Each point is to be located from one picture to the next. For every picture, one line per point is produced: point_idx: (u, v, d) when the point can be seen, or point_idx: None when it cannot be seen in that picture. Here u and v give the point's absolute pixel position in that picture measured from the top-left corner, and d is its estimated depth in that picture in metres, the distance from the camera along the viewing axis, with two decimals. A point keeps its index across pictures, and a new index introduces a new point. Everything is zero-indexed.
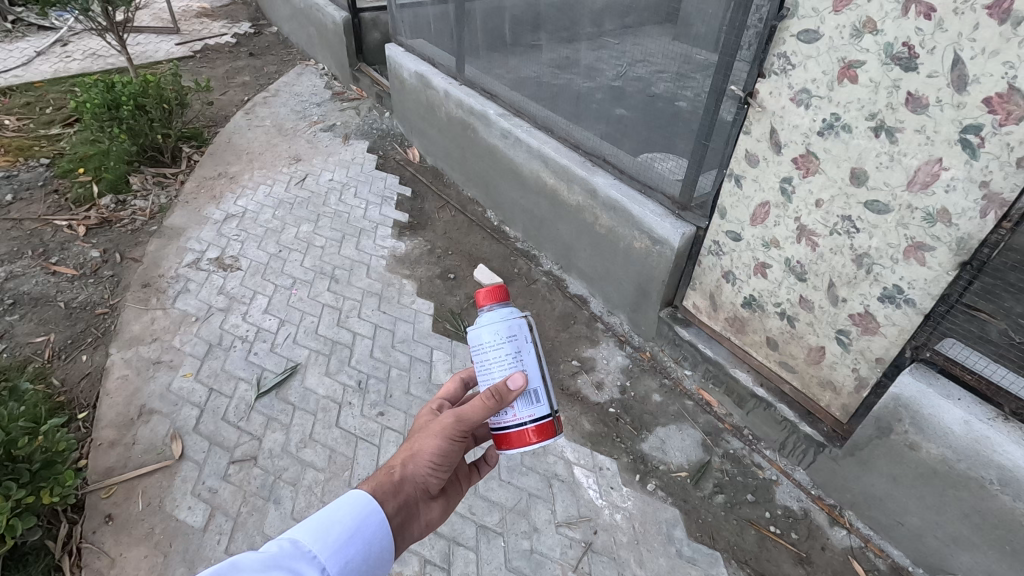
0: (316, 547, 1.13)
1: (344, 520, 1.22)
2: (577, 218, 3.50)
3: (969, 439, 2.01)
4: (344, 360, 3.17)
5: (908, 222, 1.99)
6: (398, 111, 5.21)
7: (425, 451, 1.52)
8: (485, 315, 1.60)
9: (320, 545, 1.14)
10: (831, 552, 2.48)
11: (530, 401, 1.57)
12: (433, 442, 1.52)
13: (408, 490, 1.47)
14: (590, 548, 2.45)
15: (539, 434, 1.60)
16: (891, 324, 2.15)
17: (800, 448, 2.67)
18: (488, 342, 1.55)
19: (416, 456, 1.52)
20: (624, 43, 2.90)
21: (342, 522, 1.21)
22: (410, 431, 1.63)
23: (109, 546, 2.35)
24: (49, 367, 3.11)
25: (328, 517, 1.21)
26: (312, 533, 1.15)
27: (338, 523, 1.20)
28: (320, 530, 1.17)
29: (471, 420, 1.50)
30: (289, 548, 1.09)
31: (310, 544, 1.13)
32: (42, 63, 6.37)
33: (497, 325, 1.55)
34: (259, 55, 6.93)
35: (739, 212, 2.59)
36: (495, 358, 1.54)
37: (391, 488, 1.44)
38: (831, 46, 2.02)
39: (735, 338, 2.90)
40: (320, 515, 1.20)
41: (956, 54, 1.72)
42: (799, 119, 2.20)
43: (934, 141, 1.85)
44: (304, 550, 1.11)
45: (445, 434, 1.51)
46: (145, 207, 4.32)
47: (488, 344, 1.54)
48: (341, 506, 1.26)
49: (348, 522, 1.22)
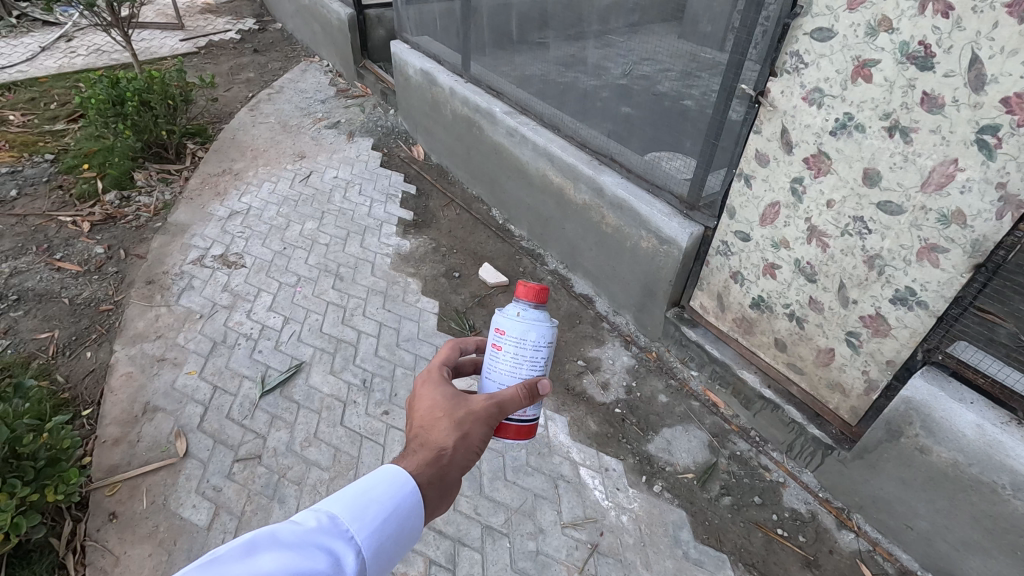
0: (353, 527, 1.11)
1: (382, 499, 1.19)
2: (584, 216, 3.47)
3: (981, 443, 1.98)
4: (348, 359, 3.16)
5: (921, 223, 1.97)
6: (403, 108, 5.19)
7: (475, 440, 1.45)
8: (528, 311, 1.66)
9: (358, 524, 1.12)
10: (839, 555, 2.46)
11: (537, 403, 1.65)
12: (480, 428, 1.46)
13: (454, 479, 1.40)
14: (596, 549, 2.43)
15: (518, 434, 1.67)
16: (903, 326, 2.13)
17: (807, 450, 2.65)
18: (528, 339, 1.61)
19: (462, 442, 1.43)
20: (632, 41, 2.87)
21: (380, 501, 1.18)
22: (430, 402, 1.48)
23: (113, 544, 2.34)
24: (53, 364, 3.10)
25: (366, 495, 1.19)
26: (349, 510, 1.13)
27: (375, 502, 1.18)
28: (357, 508, 1.14)
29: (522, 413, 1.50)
30: (325, 525, 1.08)
31: (347, 522, 1.11)
32: (47, 58, 6.36)
33: (539, 327, 1.63)
34: (264, 51, 6.91)
35: (748, 212, 2.57)
36: (527, 356, 1.61)
37: (441, 477, 1.35)
38: (845, 45, 1.99)
39: (742, 339, 2.88)
40: (358, 491, 1.18)
41: (974, 53, 1.70)
42: (811, 119, 2.18)
43: (950, 141, 1.82)
44: (340, 528, 1.10)
45: (495, 424, 1.48)
46: (150, 203, 4.30)
47: (525, 339, 1.61)
48: (380, 482, 1.23)
49: (385, 501, 1.20)
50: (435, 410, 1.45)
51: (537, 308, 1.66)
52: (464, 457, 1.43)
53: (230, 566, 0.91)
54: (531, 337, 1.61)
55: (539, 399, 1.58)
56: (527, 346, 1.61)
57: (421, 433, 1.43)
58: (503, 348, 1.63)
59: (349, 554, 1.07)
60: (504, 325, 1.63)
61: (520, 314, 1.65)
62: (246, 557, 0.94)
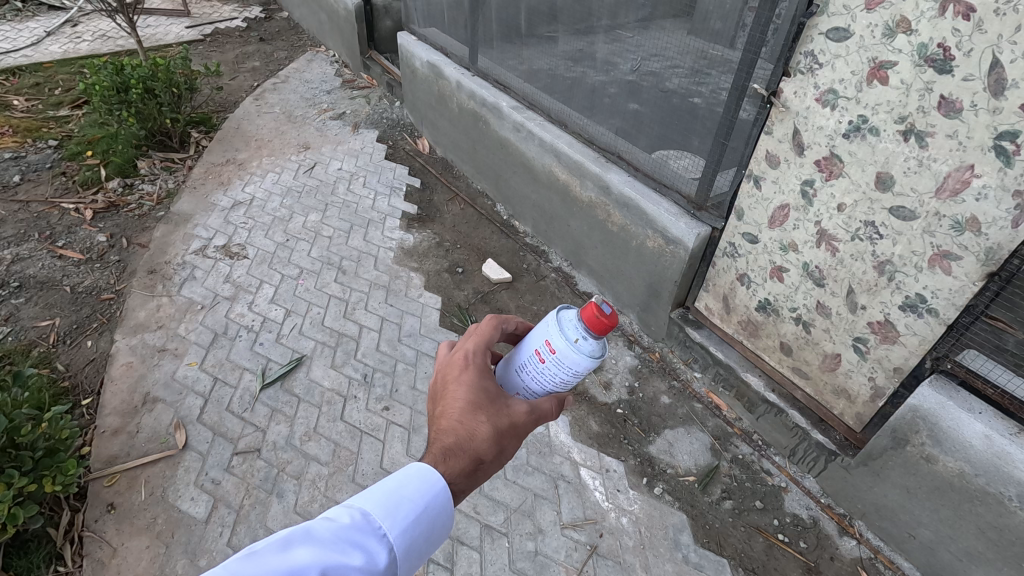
0: (385, 524, 1.06)
1: (416, 496, 1.13)
2: (590, 214, 3.43)
3: (989, 454, 1.95)
4: (349, 353, 3.14)
5: (934, 229, 1.93)
6: (409, 100, 5.14)
7: (508, 451, 1.38)
8: (589, 340, 1.38)
9: (390, 521, 1.07)
10: (840, 562, 2.44)
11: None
12: (515, 440, 1.39)
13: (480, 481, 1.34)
14: (595, 551, 2.42)
15: None
16: (911, 333, 2.10)
17: (810, 456, 2.62)
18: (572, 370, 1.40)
19: (500, 452, 1.35)
20: (641, 37, 2.83)
21: (413, 498, 1.12)
22: (472, 398, 1.35)
23: (111, 535, 2.34)
24: (53, 352, 3.09)
25: (399, 491, 1.13)
26: (382, 508, 1.08)
27: (408, 500, 1.12)
28: (390, 504, 1.09)
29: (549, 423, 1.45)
30: (359, 521, 1.04)
31: (380, 519, 1.07)
32: (52, 43, 6.32)
33: (590, 363, 1.40)
34: (270, 39, 6.87)
35: (756, 214, 2.53)
36: (563, 383, 1.45)
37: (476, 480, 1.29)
38: (861, 46, 1.95)
39: (747, 342, 2.85)
40: (392, 485, 1.13)
41: (995, 57, 1.65)
42: (824, 120, 2.14)
43: (966, 147, 1.79)
44: (373, 526, 1.05)
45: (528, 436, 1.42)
46: (153, 192, 4.28)
47: (575, 373, 1.41)
48: (415, 477, 1.17)
49: (419, 498, 1.14)
50: (478, 412, 1.34)
51: (590, 336, 1.38)
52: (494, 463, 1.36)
53: (264, 556, 0.90)
54: (581, 371, 1.41)
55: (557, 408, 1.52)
56: (571, 374, 1.42)
57: (460, 435, 1.30)
58: (543, 361, 1.42)
59: (382, 551, 1.03)
60: (553, 333, 1.39)
61: (578, 342, 1.37)
62: (279, 548, 0.93)
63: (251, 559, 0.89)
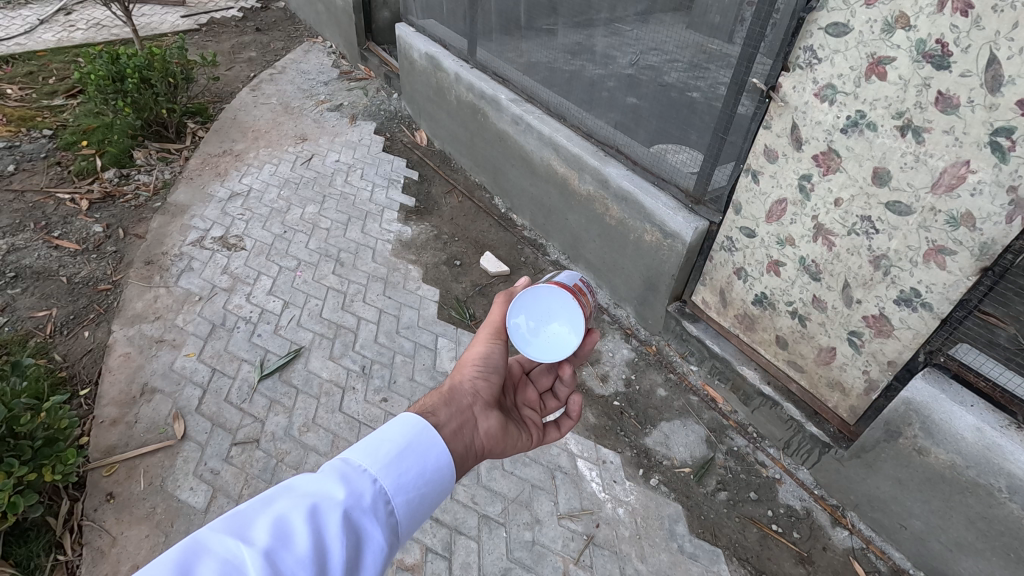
0: (367, 463, 1.16)
1: (396, 438, 1.24)
2: (588, 207, 3.44)
3: (981, 445, 1.98)
4: (348, 345, 3.15)
5: (930, 225, 1.95)
6: (407, 92, 5.13)
7: (470, 360, 1.66)
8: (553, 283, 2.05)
9: (371, 460, 1.17)
10: (833, 552, 2.48)
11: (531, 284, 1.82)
12: (478, 348, 1.68)
13: (461, 397, 1.56)
14: (591, 541, 2.44)
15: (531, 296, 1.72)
16: (906, 327, 2.12)
17: (804, 447, 2.66)
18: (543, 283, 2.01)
19: (463, 367, 1.66)
20: (640, 30, 2.83)
21: (394, 439, 1.24)
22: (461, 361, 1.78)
23: (110, 524, 2.35)
24: (50, 342, 3.08)
25: (380, 436, 1.24)
26: (364, 451, 1.18)
27: (388, 441, 1.23)
28: (370, 447, 1.19)
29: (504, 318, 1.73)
30: (342, 465, 1.13)
31: (361, 459, 1.16)
32: (45, 31, 6.25)
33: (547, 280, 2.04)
34: (266, 30, 6.82)
35: (754, 208, 2.55)
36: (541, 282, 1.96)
37: (444, 394, 1.54)
38: (861, 41, 1.96)
39: (743, 336, 2.87)
40: (373, 435, 1.23)
41: (992, 53, 1.67)
42: (822, 115, 2.15)
43: (962, 142, 1.80)
44: (356, 467, 1.14)
45: (488, 340, 1.69)
46: (149, 182, 4.26)
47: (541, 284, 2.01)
48: (395, 424, 1.29)
49: (400, 439, 1.25)
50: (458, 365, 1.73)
51: None
52: (466, 377, 1.62)
53: (249, 514, 0.98)
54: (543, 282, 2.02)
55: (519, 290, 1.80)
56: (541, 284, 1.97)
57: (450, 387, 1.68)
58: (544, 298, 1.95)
59: (368, 485, 1.12)
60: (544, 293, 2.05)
61: None
62: (263, 505, 1.01)
63: (237, 518, 0.97)
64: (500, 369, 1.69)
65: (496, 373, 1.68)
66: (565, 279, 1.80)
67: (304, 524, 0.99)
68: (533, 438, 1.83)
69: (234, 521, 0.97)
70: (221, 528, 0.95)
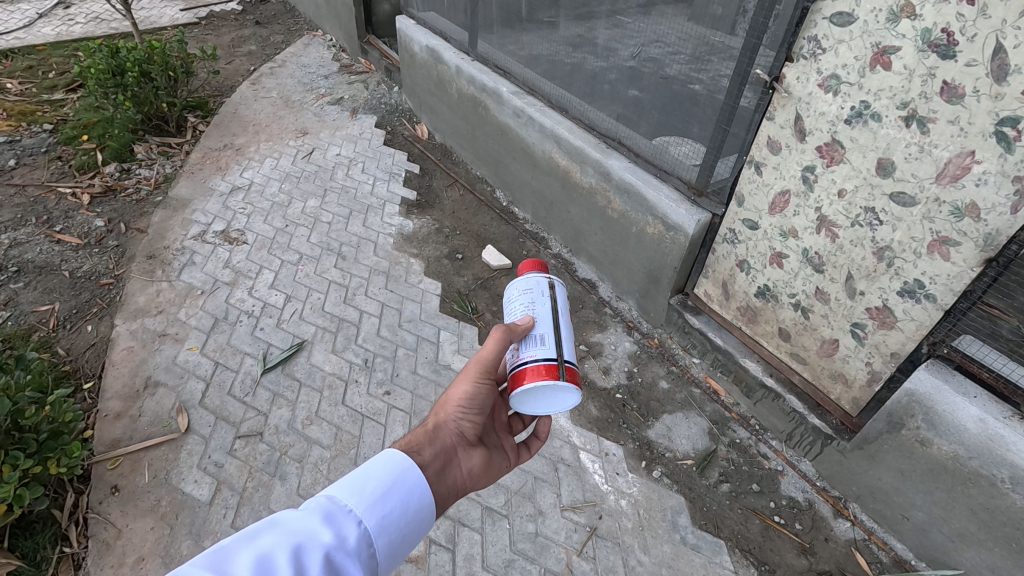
0: (352, 502, 1.17)
1: (381, 476, 1.26)
2: (589, 200, 3.43)
3: (983, 437, 1.98)
4: (350, 338, 3.15)
5: (934, 216, 1.95)
6: (408, 86, 5.11)
7: (456, 397, 1.64)
8: (526, 283, 1.80)
9: (356, 499, 1.18)
10: (835, 543, 2.48)
11: (534, 342, 1.62)
12: (463, 386, 1.65)
13: (445, 435, 1.59)
14: (594, 532, 2.45)
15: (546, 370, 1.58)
16: (909, 319, 2.12)
17: (807, 440, 2.66)
18: (524, 291, 1.77)
19: (447, 405, 1.65)
20: (642, 22, 2.81)
21: (379, 477, 1.25)
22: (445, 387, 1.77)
23: (115, 516, 2.36)
24: (54, 337, 3.09)
25: (366, 473, 1.26)
26: (348, 489, 1.19)
27: (374, 478, 1.25)
28: (356, 485, 1.21)
29: (494, 357, 1.64)
30: (327, 503, 1.14)
31: (346, 499, 1.17)
32: (44, 26, 6.22)
33: (524, 285, 1.79)
34: (266, 23, 6.79)
35: (757, 200, 2.54)
36: (529, 301, 1.74)
37: (428, 432, 1.57)
38: (865, 30, 1.94)
39: (746, 328, 2.87)
40: (358, 472, 1.25)
41: (999, 42, 1.65)
42: (826, 106, 2.14)
43: (967, 132, 1.80)
44: (341, 506, 1.16)
45: (474, 379, 1.65)
46: (150, 177, 4.25)
47: (522, 294, 1.76)
48: (380, 462, 1.30)
49: (386, 477, 1.27)
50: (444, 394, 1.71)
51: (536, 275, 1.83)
52: (450, 417, 1.63)
53: (232, 550, 0.98)
54: (524, 290, 1.77)
55: (514, 333, 1.64)
56: (535, 301, 1.74)
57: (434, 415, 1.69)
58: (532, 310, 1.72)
59: (352, 526, 1.14)
60: (513, 290, 1.80)
61: (525, 284, 1.80)
62: (247, 540, 1.01)
63: (220, 554, 0.96)
64: (486, 406, 1.69)
65: (482, 411, 1.68)
66: (566, 345, 1.66)
67: (286, 563, 0.99)
68: (510, 462, 1.85)
69: (215, 557, 0.96)
70: (202, 563, 0.94)
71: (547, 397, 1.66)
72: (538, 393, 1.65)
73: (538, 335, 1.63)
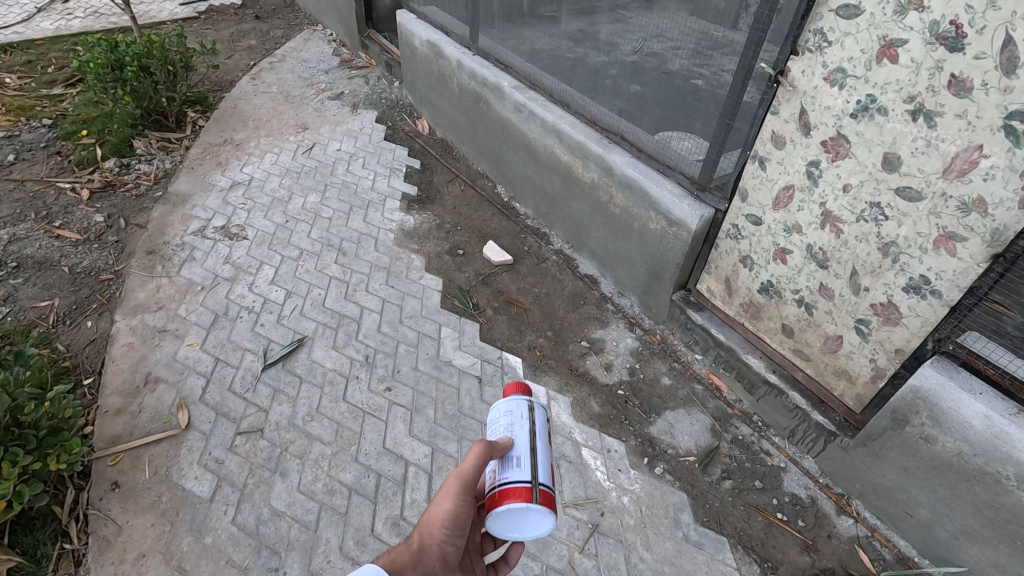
0: None
1: None
2: (591, 196, 3.41)
3: (989, 434, 1.97)
4: (351, 334, 3.14)
5: (941, 211, 1.93)
6: (408, 80, 5.08)
7: (437, 519, 1.45)
8: (508, 401, 1.68)
9: None
10: (838, 540, 2.47)
11: (512, 465, 1.48)
12: (445, 506, 1.46)
13: (426, 561, 1.43)
14: (596, 529, 2.44)
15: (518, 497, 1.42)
16: (915, 315, 2.10)
17: (810, 436, 2.65)
18: (506, 410, 1.65)
19: (427, 527, 1.46)
20: (645, 16, 2.79)
21: None
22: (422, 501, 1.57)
23: (116, 513, 2.35)
24: (53, 333, 3.08)
25: None
26: None
27: None
28: None
29: (474, 476, 1.47)
30: None
31: None
32: (43, 20, 6.19)
33: (506, 404, 1.67)
34: (265, 17, 6.75)
35: (761, 195, 2.52)
36: (510, 420, 1.62)
37: (407, 558, 1.40)
38: (872, 23, 1.92)
39: (749, 324, 2.86)
40: None
41: (1008, 34, 1.63)
42: (832, 100, 2.11)
43: (975, 126, 1.77)
44: None
45: (456, 497, 1.46)
46: (150, 172, 4.23)
47: (503, 414, 1.64)
48: None
49: None
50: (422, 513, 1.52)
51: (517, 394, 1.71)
52: (431, 540, 1.45)
53: None
54: (507, 409, 1.65)
55: (496, 456, 1.51)
56: (515, 421, 1.61)
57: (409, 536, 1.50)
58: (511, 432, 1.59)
59: None
60: (494, 411, 1.68)
61: (505, 403, 1.67)
62: None
63: None
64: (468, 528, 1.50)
65: (465, 533, 1.50)
66: (546, 467, 1.52)
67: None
68: None
69: None
70: None
71: (522, 520, 1.46)
72: (513, 516, 1.45)
73: (514, 457, 1.50)
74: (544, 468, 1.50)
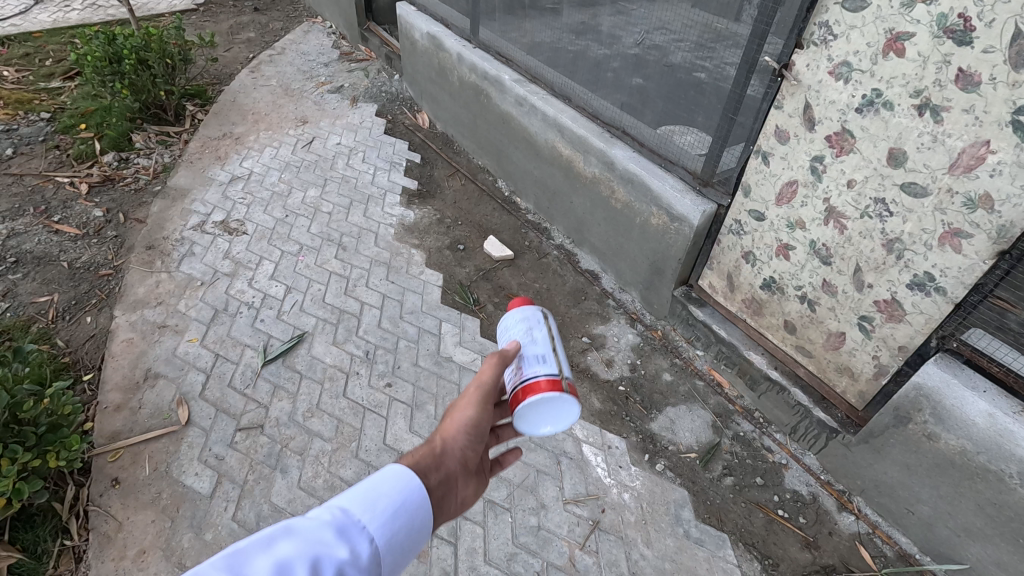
0: (364, 518, 1.04)
1: (392, 492, 1.12)
2: (593, 190, 3.38)
3: (992, 432, 1.95)
4: (351, 330, 3.13)
5: (946, 207, 1.90)
6: (408, 73, 5.04)
7: (458, 423, 1.45)
8: (516, 314, 1.76)
9: (368, 514, 1.05)
10: (839, 537, 2.47)
11: (535, 360, 1.60)
12: (466, 412, 1.47)
13: (449, 462, 1.38)
14: (597, 526, 2.44)
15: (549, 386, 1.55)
16: (918, 312, 2.09)
17: (811, 433, 2.64)
18: (522, 319, 1.73)
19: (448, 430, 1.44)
20: (647, 8, 2.75)
21: (390, 494, 1.11)
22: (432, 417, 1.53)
23: (116, 509, 2.35)
24: (53, 328, 3.07)
25: (376, 489, 1.11)
26: (359, 501, 1.06)
27: (385, 495, 1.10)
28: (368, 500, 1.07)
29: (493, 381, 1.53)
30: (338, 518, 1.01)
31: (360, 513, 1.04)
32: (40, 12, 6.13)
33: (519, 315, 1.74)
34: (264, 9, 6.69)
35: (764, 190, 2.50)
36: (525, 329, 1.70)
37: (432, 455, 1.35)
38: (878, 16, 1.89)
39: (751, 320, 2.84)
40: (369, 483, 1.11)
41: (1017, 28, 1.61)
42: (836, 95, 2.09)
43: (982, 121, 1.75)
44: (353, 520, 1.03)
45: (477, 404, 1.48)
46: (149, 166, 4.21)
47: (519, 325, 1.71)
48: (388, 475, 1.15)
49: (395, 493, 1.12)
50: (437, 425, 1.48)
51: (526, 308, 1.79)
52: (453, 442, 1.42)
53: (248, 557, 0.88)
54: (523, 321, 1.72)
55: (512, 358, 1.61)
56: (531, 329, 1.70)
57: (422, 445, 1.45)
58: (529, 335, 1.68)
59: (363, 542, 1.01)
60: (506, 323, 1.75)
61: (516, 316, 1.75)
62: (263, 545, 0.91)
63: (234, 563, 0.86)
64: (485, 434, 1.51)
65: (482, 440, 1.50)
66: (566, 363, 1.66)
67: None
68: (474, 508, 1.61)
69: (230, 563, 0.87)
70: (219, 566, 0.86)
71: (553, 409, 1.60)
72: (540, 406, 1.59)
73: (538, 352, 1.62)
74: (565, 364, 1.65)
